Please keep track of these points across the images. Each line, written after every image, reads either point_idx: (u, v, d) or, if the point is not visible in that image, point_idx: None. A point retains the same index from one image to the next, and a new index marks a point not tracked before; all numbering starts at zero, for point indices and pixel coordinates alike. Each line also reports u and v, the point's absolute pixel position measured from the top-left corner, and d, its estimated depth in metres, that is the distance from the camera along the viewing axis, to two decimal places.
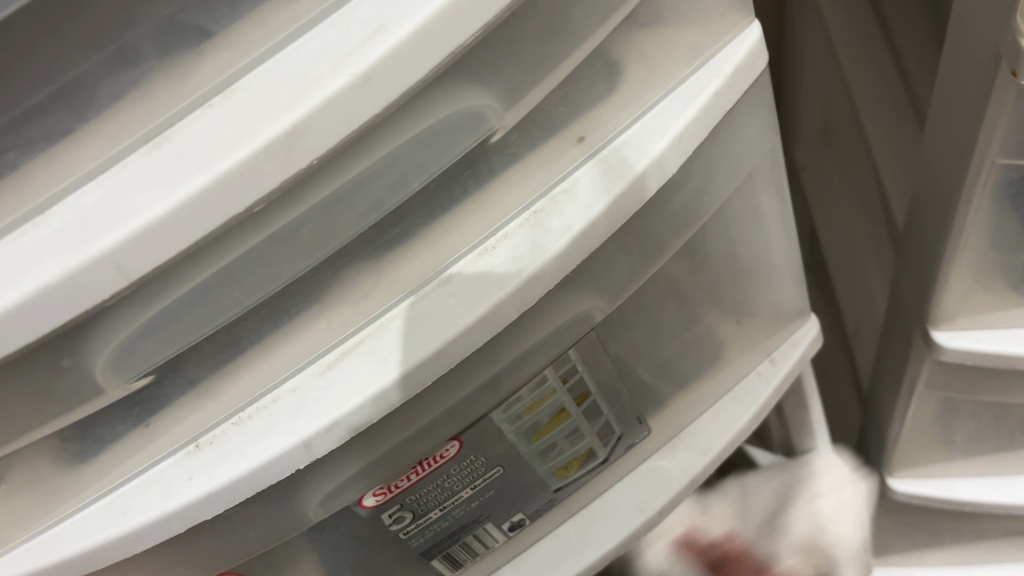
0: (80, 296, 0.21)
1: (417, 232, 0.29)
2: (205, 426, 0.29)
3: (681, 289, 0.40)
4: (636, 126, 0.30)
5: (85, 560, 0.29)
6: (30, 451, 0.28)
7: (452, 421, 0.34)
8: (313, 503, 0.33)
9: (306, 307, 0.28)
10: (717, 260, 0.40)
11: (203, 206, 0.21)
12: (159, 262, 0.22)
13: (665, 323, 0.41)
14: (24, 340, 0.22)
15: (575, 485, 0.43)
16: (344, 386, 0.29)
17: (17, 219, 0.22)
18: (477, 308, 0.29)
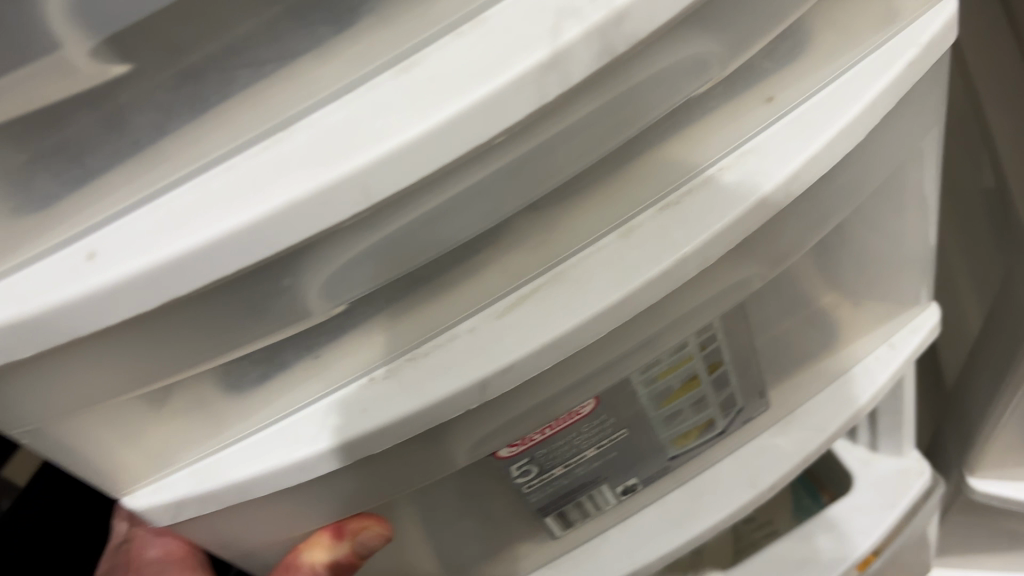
0: (325, 214, 0.21)
1: (603, 183, 0.29)
2: (378, 362, 0.30)
3: (820, 266, 0.40)
4: (827, 91, 0.30)
5: (257, 482, 0.30)
6: (211, 373, 0.28)
7: (602, 378, 0.34)
8: (461, 448, 0.33)
9: (491, 249, 0.29)
10: (859, 238, 0.40)
11: (454, 131, 0.21)
12: (403, 185, 0.22)
13: (798, 297, 0.41)
14: (264, 254, 0.22)
15: (691, 454, 0.43)
16: (523, 332, 0.29)
17: (260, 133, 0.22)
18: (661, 262, 0.29)
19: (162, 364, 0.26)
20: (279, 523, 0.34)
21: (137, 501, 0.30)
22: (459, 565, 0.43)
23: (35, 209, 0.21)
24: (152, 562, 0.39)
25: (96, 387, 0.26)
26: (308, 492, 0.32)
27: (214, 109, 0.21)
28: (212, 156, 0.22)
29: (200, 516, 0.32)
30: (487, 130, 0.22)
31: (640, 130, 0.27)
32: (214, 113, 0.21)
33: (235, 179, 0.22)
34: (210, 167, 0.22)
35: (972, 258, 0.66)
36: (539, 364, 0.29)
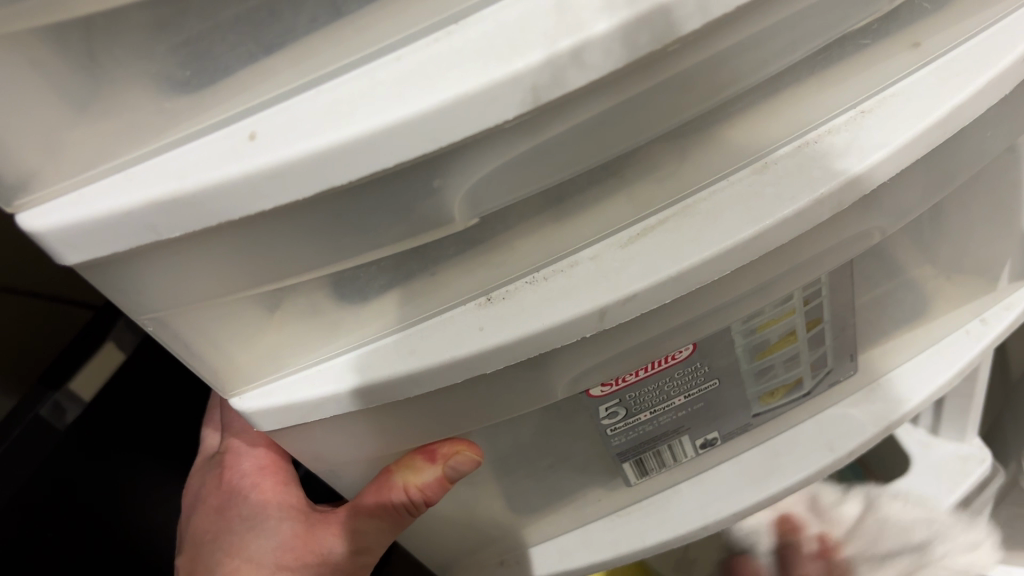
0: (491, 110, 0.21)
1: (742, 116, 0.28)
2: (497, 283, 0.30)
3: (926, 233, 0.40)
4: (967, 46, 0.31)
5: (365, 393, 0.30)
6: (331, 279, 0.27)
7: (707, 322, 0.34)
8: (561, 382, 0.33)
9: (622, 175, 0.28)
10: (970, 207, 0.39)
11: (635, 33, 0.21)
12: (573, 87, 0.21)
13: (898, 262, 0.40)
14: (422, 150, 0.21)
15: (774, 412, 0.42)
16: (649, 262, 0.28)
17: (432, 24, 0.22)
18: (797, 201, 0.28)
19: (292, 262, 0.25)
20: (369, 442, 0.34)
21: (244, 403, 0.30)
22: (532, 507, 0.43)
23: (197, 83, 0.21)
24: (245, 476, 0.40)
25: (217, 282, 0.25)
26: (408, 410, 0.32)
27: None
28: (383, 44, 0.22)
29: (299, 426, 0.32)
30: (661, 38, 0.21)
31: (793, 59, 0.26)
32: None
33: (403, 70, 0.22)
34: (378, 55, 0.22)
35: None
36: (662, 296, 0.29)
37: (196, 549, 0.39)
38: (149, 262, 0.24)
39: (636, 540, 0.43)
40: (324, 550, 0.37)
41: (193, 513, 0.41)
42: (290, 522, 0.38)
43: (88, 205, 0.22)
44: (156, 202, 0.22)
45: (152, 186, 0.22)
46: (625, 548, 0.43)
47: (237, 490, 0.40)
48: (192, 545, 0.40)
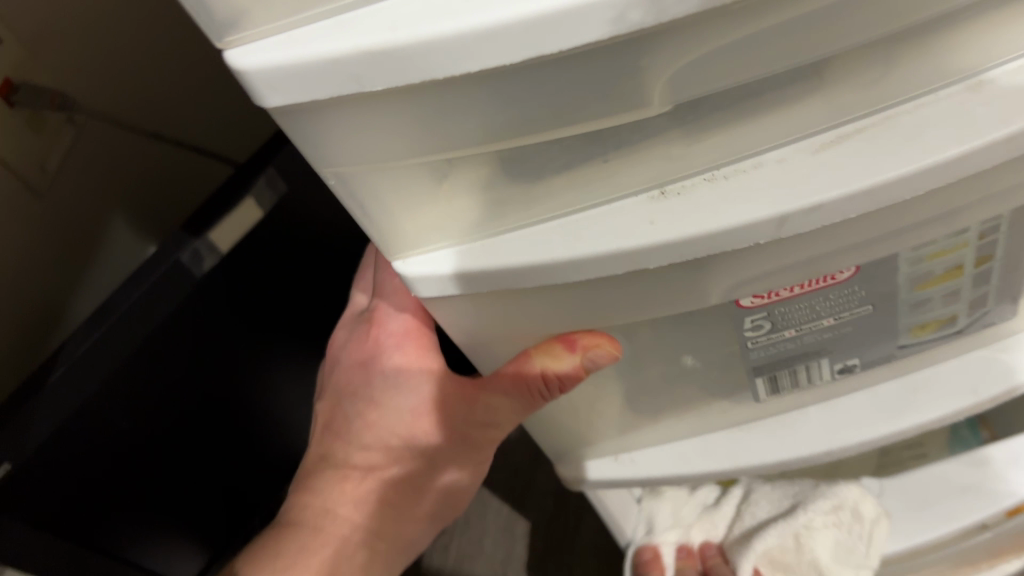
0: None
1: (966, 26, 0.26)
2: (675, 176, 0.29)
3: None
4: None
5: (528, 273, 0.29)
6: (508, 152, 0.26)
7: (874, 247, 0.32)
8: (717, 289, 0.32)
9: (822, 76, 0.27)
10: None
11: None
12: None
13: None
14: (643, 20, 0.21)
15: (920, 347, 0.41)
16: (841, 173, 0.27)
17: None
18: (1012, 123, 0.27)
19: (478, 127, 0.25)
20: (518, 324, 0.34)
21: (407, 268, 0.30)
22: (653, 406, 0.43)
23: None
24: (389, 337, 0.41)
25: (401, 142, 0.25)
26: (558, 296, 0.32)
27: None
28: None
29: (452, 298, 0.32)
30: None
31: None
32: None
33: None
34: None
35: None
36: (849, 211, 0.27)
37: (340, 396, 0.42)
38: (341, 113, 0.24)
39: (757, 458, 0.43)
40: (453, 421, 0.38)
41: (341, 356, 0.43)
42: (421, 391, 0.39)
43: (292, 49, 0.22)
44: (364, 52, 0.21)
45: (360, 36, 0.21)
46: (745, 462, 0.43)
47: (379, 350, 0.41)
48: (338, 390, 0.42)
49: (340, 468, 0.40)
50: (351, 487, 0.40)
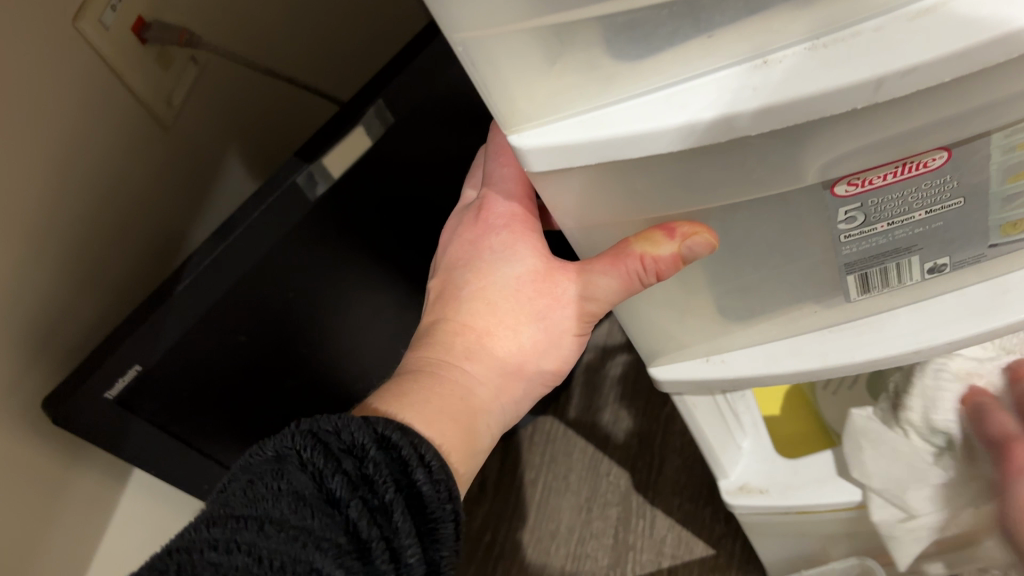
0: None
1: None
2: (776, 46, 0.30)
3: None
4: None
5: (637, 139, 0.32)
6: (597, 21, 0.29)
7: (950, 130, 0.34)
8: (811, 167, 0.34)
9: None
10: None
11: None
12: None
13: None
14: None
15: (1013, 245, 0.41)
16: (935, 37, 0.29)
17: None
18: None
19: (605, 5, 0.28)
20: (622, 206, 0.37)
21: (520, 140, 0.33)
22: (739, 313, 0.46)
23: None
24: (499, 218, 0.44)
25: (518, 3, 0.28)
26: (664, 171, 0.34)
27: None
28: None
29: (560, 172, 0.35)
30: None
31: None
32: None
33: None
34: None
35: None
36: (942, 73, 0.29)
37: (451, 270, 0.45)
38: None
39: (846, 356, 0.45)
40: (560, 292, 0.41)
41: (453, 239, 0.46)
42: (532, 259, 0.42)
43: None
44: None
45: None
46: (833, 362, 0.45)
47: (490, 226, 0.44)
48: (449, 266, 0.45)
49: (453, 326, 0.42)
50: (458, 346, 0.42)
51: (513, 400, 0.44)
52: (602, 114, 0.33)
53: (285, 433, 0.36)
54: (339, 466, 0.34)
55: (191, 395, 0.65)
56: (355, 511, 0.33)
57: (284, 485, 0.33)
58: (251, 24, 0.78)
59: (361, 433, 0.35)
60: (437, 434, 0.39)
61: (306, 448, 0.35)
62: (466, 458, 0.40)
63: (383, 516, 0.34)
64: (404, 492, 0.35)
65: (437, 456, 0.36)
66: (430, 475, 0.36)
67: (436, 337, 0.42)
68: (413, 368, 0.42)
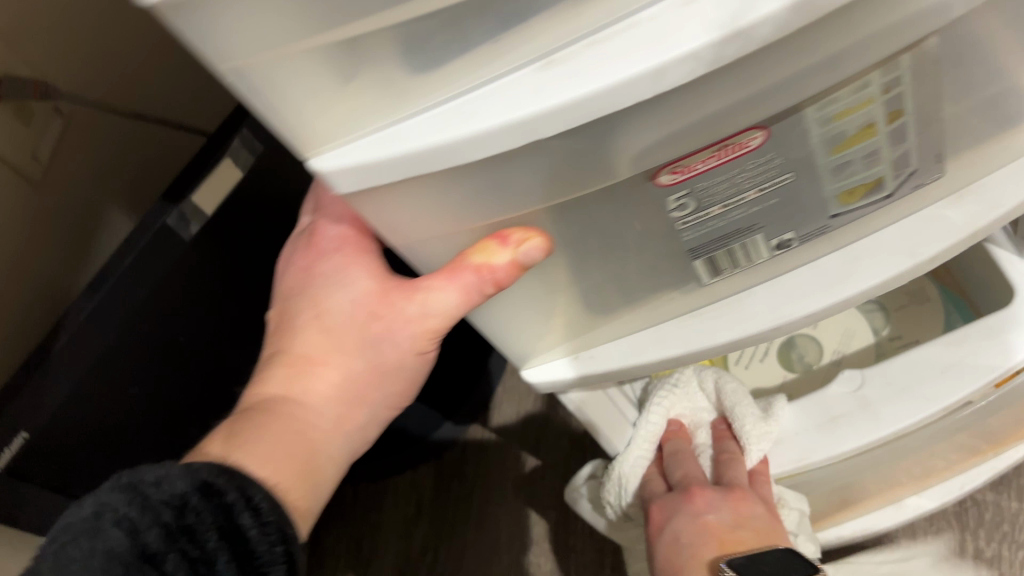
0: None
1: None
2: (557, 45, 0.30)
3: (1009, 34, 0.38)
4: None
5: (432, 152, 0.31)
6: (385, 33, 0.28)
7: (758, 110, 0.33)
8: (624, 158, 0.34)
9: None
10: None
11: None
12: None
13: (977, 75, 0.38)
14: None
15: (854, 213, 0.41)
16: (708, 22, 0.28)
17: None
18: None
19: (372, 19, 0.27)
20: (444, 218, 0.36)
21: (321, 165, 0.32)
22: (602, 309, 0.46)
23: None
24: (331, 241, 0.45)
25: (289, 29, 0.27)
26: (474, 180, 0.34)
27: None
28: None
29: (372, 192, 0.34)
30: None
31: None
32: None
33: None
34: None
35: None
36: (720, 58, 0.28)
37: (287, 295, 0.46)
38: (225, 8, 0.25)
39: (707, 339, 0.46)
40: (388, 316, 0.42)
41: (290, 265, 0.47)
42: (362, 284, 0.43)
43: None
44: None
45: None
46: (695, 346, 0.46)
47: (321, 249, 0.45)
48: (286, 292, 0.46)
49: (288, 357, 0.44)
50: (293, 378, 0.43)
51: (356, 424, 0.45)
52: (400, 131, 0.32)
53: (103, 488, 0.36)
54: (155, 518, 0.35)
55: (87, 458, 0.64)
56: (172, 564, 0.35)
57: (98, 544, 0.34)
58: (115, 66, 0.76)
59: (180, 482, 0.36)
60: (270, 470, 0.40)
61: (123, 503, 0.35)
62: (301, 488, 0.42)
63: (204, 564, 0.36)
64: (228, 537, 0.37)
65: (266, 497, 0.39)
66: (254, 516, 0.38)
67: (274, 370, 0.44)
68: (252, 406, 0.43)
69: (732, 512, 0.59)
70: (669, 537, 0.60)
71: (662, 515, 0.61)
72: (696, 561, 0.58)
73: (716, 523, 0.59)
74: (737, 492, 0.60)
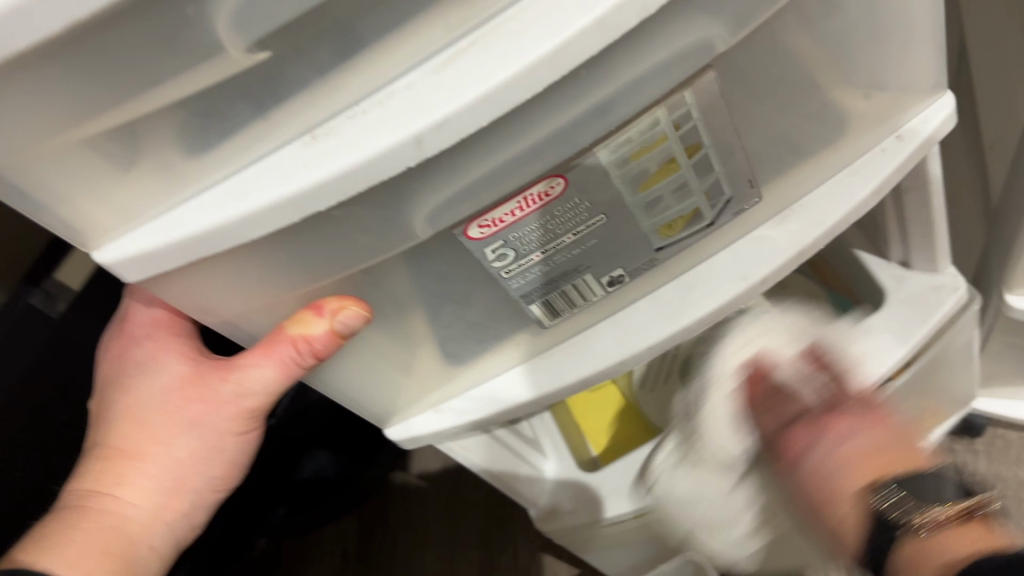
0: None
1: None
2: (322, 120, 0.30)
3: (805, 58, 0.38)
4: None
5: (212, 235, 0.31)
6: (143, 123, 0.28)
7: (546, 158, 0.34)
8: (419, 220, 0.34)
9: (414, 8, 0.28)
10: (850, 30, 0.38)
11: None
12: None
13: (777, 99, 0.39)
14: None
15: (678, 244, 0.42)
16: (459, 86, 0.29)
17: None
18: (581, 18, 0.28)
19: (113, 113, 0.27)
20: (250, 296, 0.36)
21: (104, 257, 0.32)
22: (453, 359, 0.46)
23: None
24: (143, 325, 0.47)
25: (32, 130, 0.26)
26: (271, 255, 0.34)
27: None
28: None
29: (169, 278, 0.34)
30: None
31: None
32: None
33: None
34: None
35: (999, 91, 0.62)
36: (477, 118, 0.29)
37: (104, 386, 0.47)
38: None
39: (559, 379, 0.46)
40: (207, 397, 0.44)
41: (103, 356, 0.48)
42: (175, 369, 0.45)
43: None
44: None
45: None
46: (548, 387, 0.46)
47: (134, 337, 0.46)
48: (104, 382, 0.47)
49: (104, 451, 0.44)
50: (109, 473, 0.44)
51: (178, 512, 0.46)
52: (181, 216, 0.32)
53: None
54: None
55: None
56: None
57: None
58: None
59: None
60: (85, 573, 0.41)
61: None
62: None
63: None
64: None
65: None
66: None
67: (89, 465, 0.44)
68: (66, 507, 0.43)
69: (873, 436, 0.50)
70: (815, 462, 0.50)
71: (801, 443, 0.51)
72: (838, 495, 0.49)
73: (856, 451, 0.50)
74: (872, 415, 0.51)
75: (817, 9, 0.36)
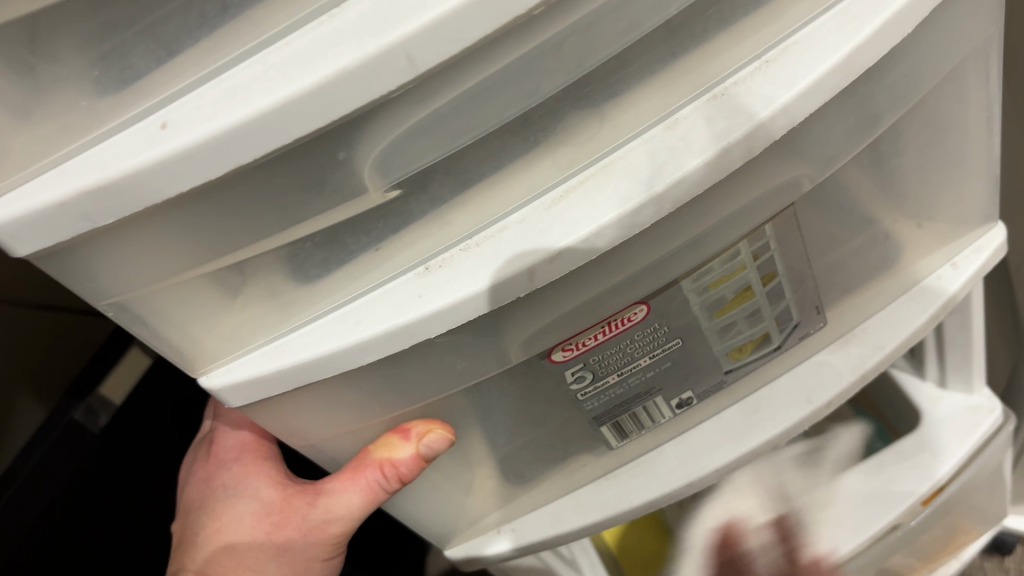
0: (343, 101, 0.23)
1: (636, 84, 0.29)
2: (433, 252, 0.31)
3: (873, 190, 0.40)
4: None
5: (320, 362, 0.32)
6: (268, 257, 0.29)
7: (640, 285, 0.35)
8: (513, 345, 0.35)
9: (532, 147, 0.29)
10: (917, 165, 0.40)
11: (479, 17, 0.23)
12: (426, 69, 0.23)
13: (845, 228, 0.41)
14: (286, 139, 0.24)
15: (745, 368, 0.43)
16: (571, 222, 0.30)
17: (276, 32, 0.24)
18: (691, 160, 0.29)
19: (246, 249, 0.28)
20: (338, 422, 0.37)
21: (210, 381, 0.33)
22: (519, 480, 0.46)
23: (124, 74, 0.23)
24: (231, 449, 0.51)
25: (166, 264, 0.27)
26: (370, 380, 0.34)
27: (231, 16, 0.23)
28: (241, 49, 0.24)
29: (265, 403, 0.34)
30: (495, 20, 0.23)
31: (665, 28, 0.28)
32: (229, 22, 0.23)
33: (252, 74, 0.24)
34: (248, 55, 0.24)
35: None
36: (588, 252, 0.30)
37: (191, 510, 0.49)
38: (100, 248, 0.26)
39: (624, 501, 0.46)
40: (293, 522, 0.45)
41: (190, 479, 0.52)
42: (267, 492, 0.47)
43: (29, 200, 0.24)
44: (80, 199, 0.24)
45: (77, 180, 0.24)
46: (614, 510, 0.46)
47: (221, 461, 0.50)
48: (188, 507, 0.50)
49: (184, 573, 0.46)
50: None
51: None
52: (287, 344, 0.32)
53: None
54: None
55: None
56: None
57: None
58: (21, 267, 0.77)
59: None
60: None
61: None
62: None
63: None
64: None
65: None
66: None
67: None
68: None
69: None
70: None
71: None
72: None
73: None
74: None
75: (889, 146, 0.38)
